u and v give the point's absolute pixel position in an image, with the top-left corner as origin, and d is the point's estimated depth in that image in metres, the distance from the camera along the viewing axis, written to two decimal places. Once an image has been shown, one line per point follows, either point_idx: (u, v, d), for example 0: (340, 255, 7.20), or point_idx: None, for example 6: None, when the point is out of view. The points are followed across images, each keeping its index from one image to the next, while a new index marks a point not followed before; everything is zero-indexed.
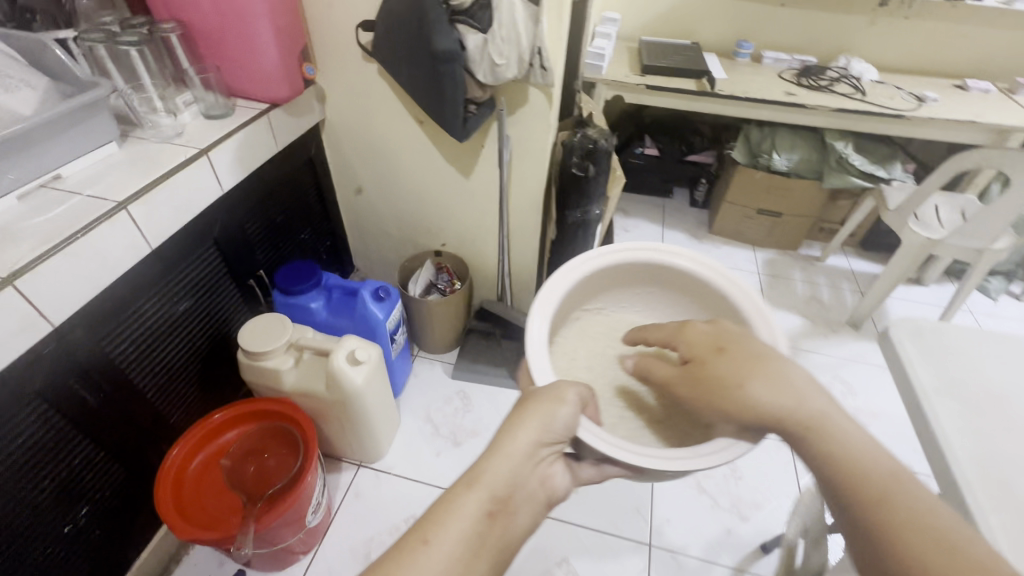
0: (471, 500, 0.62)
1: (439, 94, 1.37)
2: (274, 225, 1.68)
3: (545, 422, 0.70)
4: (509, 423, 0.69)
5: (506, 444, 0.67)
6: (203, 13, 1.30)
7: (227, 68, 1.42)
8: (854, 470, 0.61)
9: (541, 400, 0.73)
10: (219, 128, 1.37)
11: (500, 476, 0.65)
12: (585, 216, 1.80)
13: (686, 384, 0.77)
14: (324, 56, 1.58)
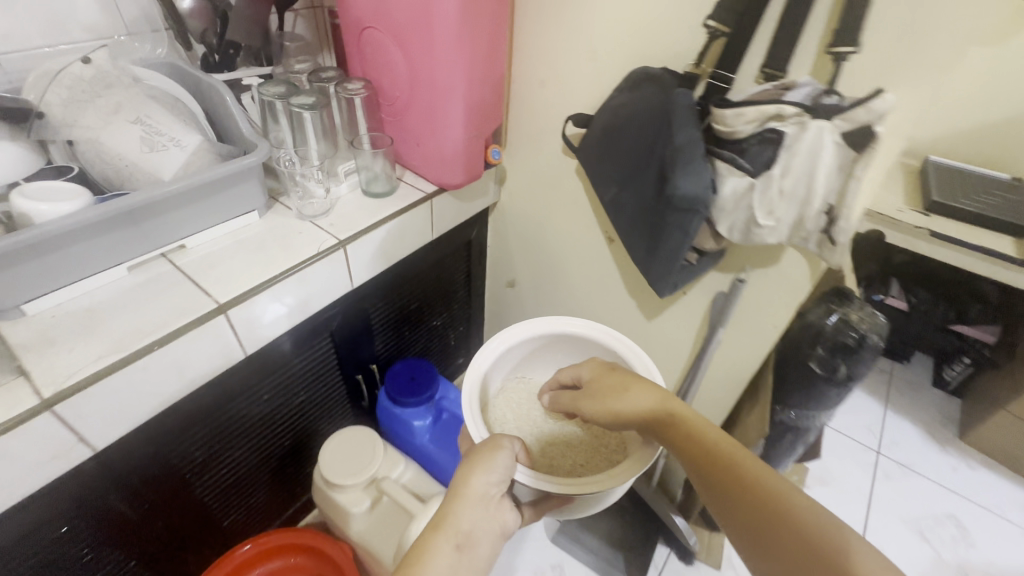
0: (440, 542, 0.73)
1: (657, 236, 0.96)
2: (406, 312, 1.42)
3: (482, 493, 0.81)
4: (462, 466, 0.84)
5: (464, 486, 0.79)
6: (398, 77, 1.08)
7: (404, 136, 1.18)
8: (697, 447, 0.76)
9: (479, 450, 0.85)
10: (374, 211, 1.13)
11: (459, 517, 0.76)
12: (802, 423, 1.24)
13: (595, 407, 0.90)
14: (519, 138, 1.29)
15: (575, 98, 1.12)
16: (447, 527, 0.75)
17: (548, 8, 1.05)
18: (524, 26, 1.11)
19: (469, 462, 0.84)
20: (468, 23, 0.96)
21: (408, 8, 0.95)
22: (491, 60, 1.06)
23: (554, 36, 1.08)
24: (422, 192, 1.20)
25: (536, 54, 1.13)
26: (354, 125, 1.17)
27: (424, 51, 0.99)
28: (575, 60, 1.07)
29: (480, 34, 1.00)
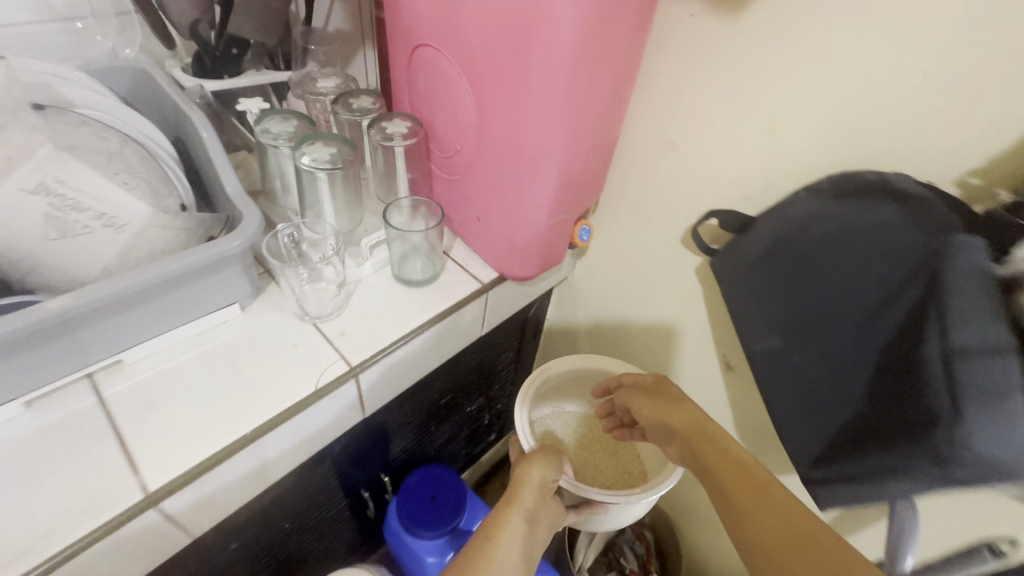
0: (513, 516, 0.80)
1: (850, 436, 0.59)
2: (436, 408, 1.10)
3: (541, 487, 0.88)
4: (518, 472, 0.90)
5: (525, 478, 0.87)
6: (464, 127, 0.72)
7: (458, 190, 0.80)
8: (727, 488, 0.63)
9: (540, 455, 0.92)
10: (408, 308, 0.80)
11: (531, 495, 0.85)
12: None
13: (646, 412, 0.80)
14: (618, 209, 0.92)
15: (724, 180, 0.74)
16: (520, 501, 0.83)
17: (709, 42, 0.67)
18: (660, 61, 0.72)
19: (522, 480, 0.88)
20: (588, 66, 0.59)
21: (496, 33, 0.60)
22: (610, 118, 0.69)
23: (708, 85, 0.69)
24: (476, 280, 0.85)
25: (672, 105, 0.74)
26: (390, 178, 0.82)
27: (512, 101, 0.63)
28: (738, 126, 0.69)
29: (604, 82, 0.63)
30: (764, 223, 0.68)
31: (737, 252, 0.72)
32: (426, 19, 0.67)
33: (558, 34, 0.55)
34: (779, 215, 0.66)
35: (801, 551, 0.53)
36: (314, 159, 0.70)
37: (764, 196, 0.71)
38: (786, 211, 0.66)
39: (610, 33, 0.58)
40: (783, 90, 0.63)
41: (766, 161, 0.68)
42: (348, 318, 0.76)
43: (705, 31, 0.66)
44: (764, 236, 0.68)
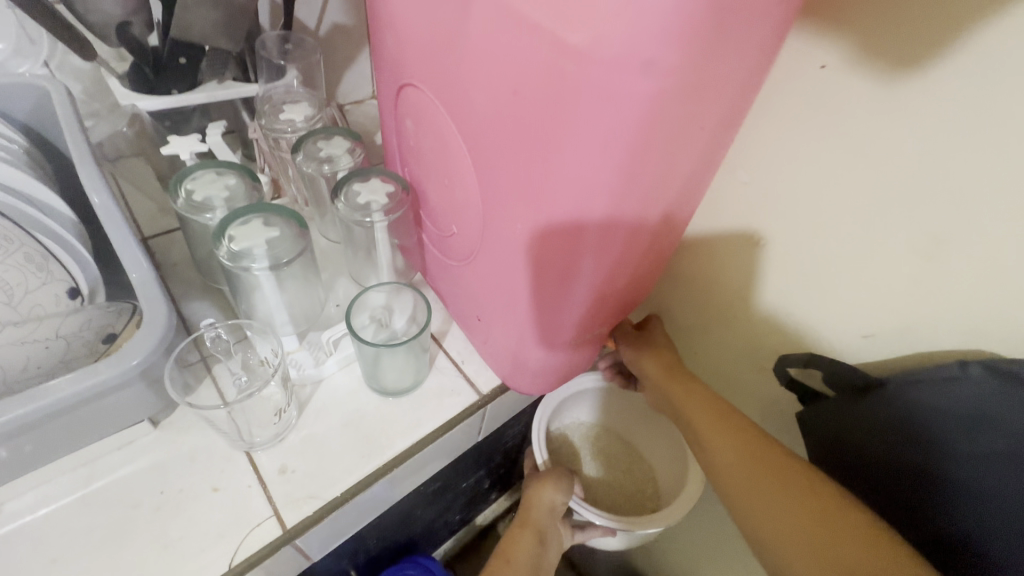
0: (528, 540, 0.81)
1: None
2: (422, 497, 0.91)
3: (551, 514, 0.82)
4: (529, 494, 0.83)
5: (535, 504, 0.81)
6: (461, 208, 0.51)
7: (454, 255, 0.57)
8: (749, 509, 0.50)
9: (551, 476, 0.82)
10: (376, 431, 0.59)
11: (543, 519, 0.82)
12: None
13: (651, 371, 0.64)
14: (673, 293, 0.70)
15: (839, 292, 0.51)
16: (532, 524, 0.81)
17: (845, 110, 0.44)
18: (760, 125, 0.50)
19: (532, 504, 0.82)
20: (653, 157, 0.38)
21: (510, 99, 0.38)
22: (674, 213, 0.47)
23: (832, 171, 0.47)
24: (474, 389, 0.64)
25: (768, 189, 0.52)
26: (370, 247, 0.62)
27: (528, 196, 0.42)
28: (868, 237, 0.47)
29: (672, 175, 0.41)
30: (889, 390, 0.46)
31: (839, 417, 0.50)
32: (413, 54, 0.46)
33: (611, 115, 0.34)
34: (916, 390, 0.44)
35: (824, 508, 0.46)
36: (245, 246, 0.48)
37: (893, 335, 0.50)
38: (931, 384, 0.44)
39: (693, 110, 0.36)
40: (963, 202, 0.40)
41: (908, 292, 0.47)
42: (296, 443, 0.57)
43: (841, 92, 0.43)
44: (888, 410, 0.46)
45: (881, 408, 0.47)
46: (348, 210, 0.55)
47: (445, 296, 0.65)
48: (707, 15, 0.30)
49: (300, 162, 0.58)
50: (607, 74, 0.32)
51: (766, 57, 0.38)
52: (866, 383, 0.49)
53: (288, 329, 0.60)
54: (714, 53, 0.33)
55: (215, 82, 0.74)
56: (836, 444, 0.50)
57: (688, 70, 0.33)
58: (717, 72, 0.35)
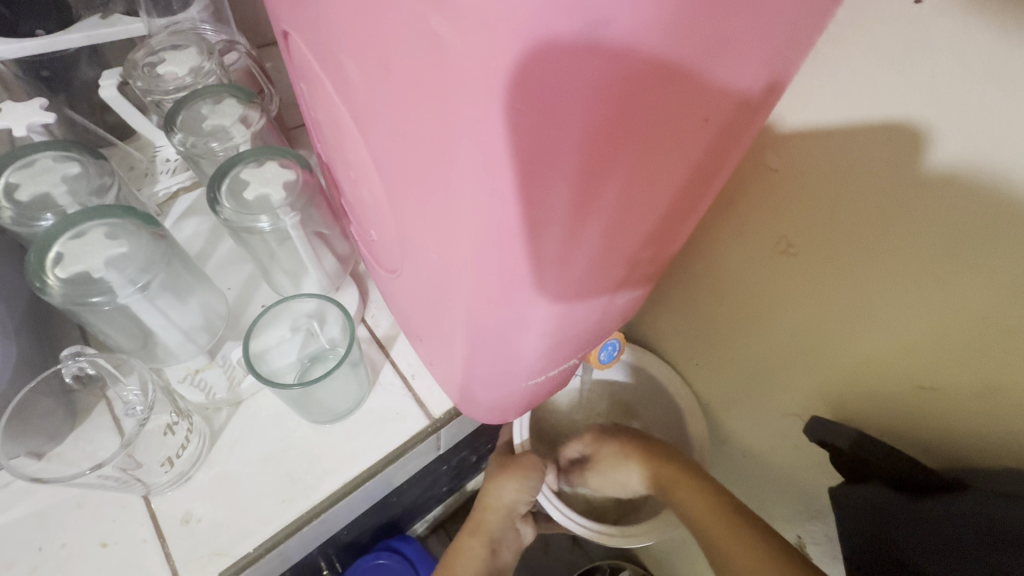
0: (475, 547, 0.63)
1: None
2: (396, 493, 0.84)
3: (508, 515, 0.65)
4: (486, 490, 0.65)
5: (493, 502, 0.65)
6: (376, 215, 0.38)
7: (381, 251, 0.42)
8: None
9: (517, 471, 0.64)
10: (301, 468, 0.49)
11: (499, 523, 0.66)
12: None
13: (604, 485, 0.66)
14: (690, 282, 0.56)
15: (910, 308, 0.37)
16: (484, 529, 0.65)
17: (944, 69, 0.29)
18: (811, 91, 0.36)
19: (486, 503, 0.65)
20: (613, 177, 0.24)
21: (385, 83, 0.24)
22: (662, 240, 0.33)
23: (905, 167, 0.33)
24: (423, 411, 0.53)
25: (804, 180, 0.39)
26: (288, 242, 0.49)
27: (439, 223, 0.28)
28: (943, 259, 0.34)
29: (652, 196, 0.27)
30: (970, 505, 0.34)
31: (887, 508, 0.38)
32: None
33: (529, 117, 0.20)
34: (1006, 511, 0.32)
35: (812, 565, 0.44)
36: (80, 267, 0.36)
37: (956, 390, 0.37)
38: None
39: (676, 103, 0.22)
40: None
41: (986, 338, 0.34)
42: (204, 484, 0.48)
43: (938, 48, 0.29)
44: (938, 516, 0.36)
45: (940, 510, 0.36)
46: (235, 215, 0.41)
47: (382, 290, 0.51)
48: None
49: (179, 141, 0.44)
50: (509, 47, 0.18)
51: (812, 8, 0.22)
52: (943, 485, 0.37)
53: (191, 349, 0.48)
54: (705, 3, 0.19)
55: (98, 17, 0.57)
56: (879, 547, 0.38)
57: (655, 38, 0.19)
58: (718, 38, 0.20)
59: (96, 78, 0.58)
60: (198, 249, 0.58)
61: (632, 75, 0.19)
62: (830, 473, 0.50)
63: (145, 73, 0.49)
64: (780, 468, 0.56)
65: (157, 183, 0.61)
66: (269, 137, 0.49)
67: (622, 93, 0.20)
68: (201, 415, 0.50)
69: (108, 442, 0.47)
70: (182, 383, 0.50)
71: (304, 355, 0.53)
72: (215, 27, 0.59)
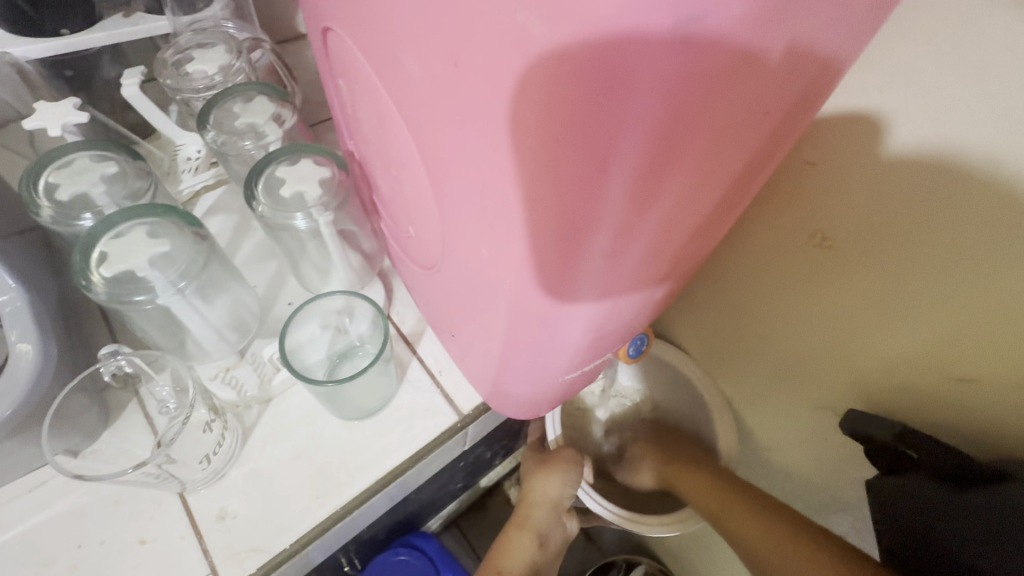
0: (526, 542, 0.63)
1: None
2: (416, 489, 0.84)
3: (554, 508, 0.65)
4: (529, 484, 0.65)
5: (540, 497, 0.64)
6: (416, 211, 0.38)
7: (418, 247, 0.43)
8: None
9: (561, 465, 0.64)
10: (334, 465, 0.50)
11: (545, 518, 0.65)
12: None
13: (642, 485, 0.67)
14: (718, 276, 0.56)
15: (947, 302, 0.37)
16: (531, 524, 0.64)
17: (994, 62, 0.29)
18: (851, 83, 0.36)
19: (531, 496, 0.65)
20: (676, 172, 0.24)
21: (450, 80, 0.24)
22: (707, 235, 0.33)
23: (947, 161, 0.33)
24: (453, 407, 0.53)
25: (842, 173, 0.39)
26: (319, 239, 0.49)
27: (491, 219, 0.29)
28: (985, 252, 0.34)
29: (707, 191, 0.27)
30: (1016, 495, 0.34)
31: (925, 501, 0.38)
32: None
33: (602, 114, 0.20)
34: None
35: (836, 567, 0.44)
36: (124, 267, 0.36)
37: (996, 382, 0.37)
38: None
39: (743, 98, 0.22)
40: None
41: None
42: (238, 481, 0.48)
43: (988, 41, 0.29)
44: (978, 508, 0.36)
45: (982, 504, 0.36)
46: (270, 211, 0.41)
47: (413, 286, 0.51)
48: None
49: (212, 139, 0.44)
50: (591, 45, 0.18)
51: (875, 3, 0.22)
52: (988, 478, 0.38)
53: (224, 347, 0.48)
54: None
55: (121, 15, 0.56)
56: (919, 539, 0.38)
57: (733, 34, 0.19)
58: (788, 33, 0.21)
59: (119, 77, 0.58)
60: (224, 248, 0.58)
61: (708, 70, 0.20)
62: (859, 466, 0.51)
63: (175, 71, 0.49)
64: (807, 462, 0.57)
65: (180, 181, 0.61)
66: (299, 135, 0.49)
67: (697, 88, 0.20)
68: (233, 413, 0.50)
69: (142, 440, 0.47)
70: (213, 381, 0.50)
71: (333, 352, 0.53)
72: (237, 25, 0.59)
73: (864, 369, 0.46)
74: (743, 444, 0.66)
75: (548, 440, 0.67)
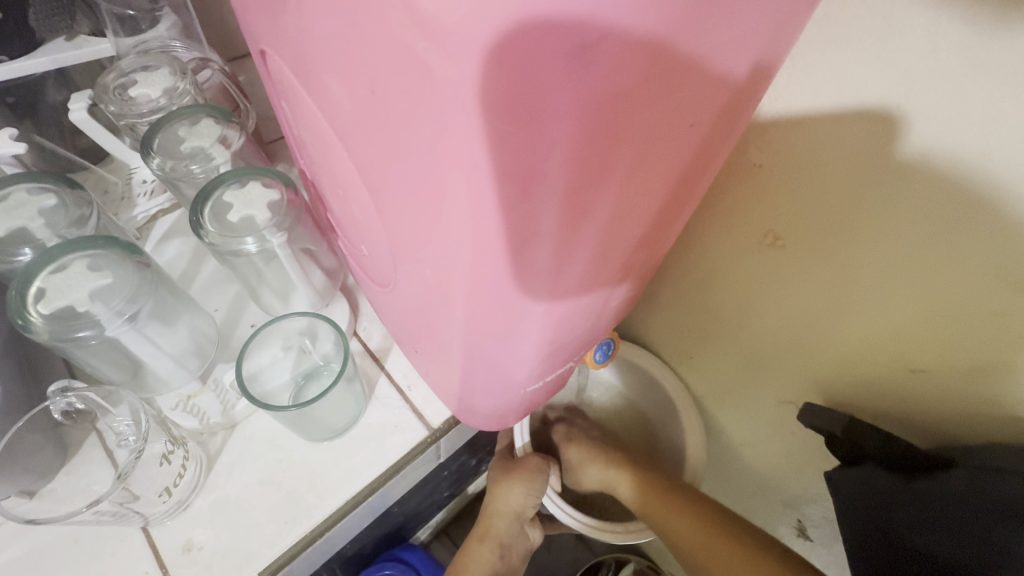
0: (486, 555, 0.63)
1: None
2: (399, 502, 0.84)
3: (517, 517, 0.65)
4: (492, 494, 0.66)
5: (501, 507, 0.65)
6: (366, 230, 0.37)
7: (373, 265, 0.42)
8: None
9: (522, 474, 0.65)
10: (301, 488, 0.49)
11: (507, 528, 0.65)
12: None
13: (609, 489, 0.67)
14: (680, 276, 0.56)
15: (896, 295, 0.38)
16: (493, 535, 0.64)
17: (915, 65, 0.29)
18: (792, 87, 0.36)
19: (493, 505, 0.65)
20: (606, 189, 0.24)
21: (373, 105, 0.23)
22: (653, 243, 0.34)
23: (885, 159, 0.34)
24: (422, 422, 0.53)
25: (787, 173, 0.40)
26: (275, 261, 0.48)
27: (429, 239, 0.28)
28: (924, 247, 0.35)
29: (642, 203, 0.27)
30: (962, 483, 0.35)
31: (879, 490, 0.40)
32: (254, 13, 0.30)
33: (520, 138, 0.20)
34: (996, 486, 0.34)
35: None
36: (63, 303, 0.35)
37: (946, 373, 0.38)
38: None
39: (666, 115, 0.22)
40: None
41: (971, 321, 0.35)
42: (204, 510, 0.47)
43: (910, 45, 0.29)
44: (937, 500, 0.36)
45: (939, 495, 0.36)
46: (220, 237, 0.41)
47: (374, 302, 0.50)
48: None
49: (158, 165, 0.44)
50: (499, 74, 0.18)
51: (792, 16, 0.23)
52: (935, 463, 0.38)
53: (183, 376, 0.47)
54: (689, 20, 0.19)
55: (63, 39, 0.55)
56: (873, 526, 0.40)
57: (645, 59, 0.19)
58: (703, 54, 0.21)
59: (66, 101, 0.56)
60: (183, 272, 0.57)
61: (623, 94, 0.20)
62: (826, 458, 0.51)
63: (117, 96, 0.47)
64: (778, 456, 0.57)
65: (135, 206, 0.60)
66: (249, 155, 0.48)
67: (615, 110, 0.20)
68: (197, 441, 0.50)
69: (101, 475, 0.46)
70: (173, 410, 0.49)
71: (298, 373, 0.52)
72: (186, 45, 0.58)
73: (823, 363, 0.47)
74: (718, 441, 0.67)
75: (515, 449, 0.68)
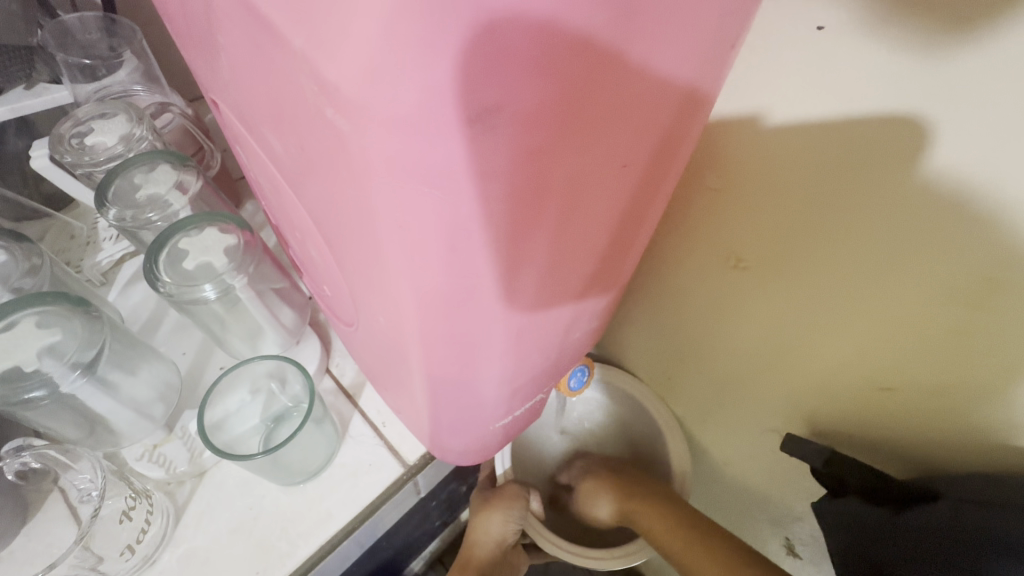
0: None
1: None
2: (387, 539, 0.81)
3: (498, 546, 0.64)
4: (472, 525, 0.64)
5: (482, 539, 0.63)
6: (325, 273, 0.37)
7: (338, 305, 0.42)
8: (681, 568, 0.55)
9: (501, 503, 0.64)
10: (273, 536, 0.47)
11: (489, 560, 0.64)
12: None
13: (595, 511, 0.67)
14: (652, 299, 0.56)
15: (859, 314, 0.38)
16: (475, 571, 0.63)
17: (851, 90, 0.30)
18: (740, 114, 0.36)
19: (473, 534, 0.64)
20: (543, 237, 0.24)
21: (307, 162, 0.23)
22: (608, 274, 0.34)
23: (833, 181, 0.34)
24: (398, 459, 0.52)
25: (743, 197, 0.40)
26: (237, 304, 0.47)
27: (377, 289, 0.28)
28: (879, 267, 0.35)
29: (587, 240, 0.27)
30: (943, 515, 0.36)
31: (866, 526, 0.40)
32: (197, 66, 0.30)
33: (445, 197, 0.19)
34: (980, 517, 0.34)
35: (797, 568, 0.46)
36: (12, 362, 0.36)
37: (912, 387, 0.38)
38: (1004, 515, 0.33)
39: (595, 163, 0.22)
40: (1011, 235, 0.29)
41: (931, 336, 0.35)
42: (170, 565, 0.45)
43: (848, 70, 0.29)
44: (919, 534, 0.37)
45: (921, 526, 0.37)
46: (177, 287, 0.40)
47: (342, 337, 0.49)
48: (556, 21, 0.16)
49: (115, 216, 0.43)
50: (412, 140, 0.17)
51: (715, 57, 0.23)
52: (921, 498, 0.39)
53: (146, 427, 0.46)
54: (606, 72, 0.19)
55: (22, 88, 0.53)
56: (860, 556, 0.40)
57: (563, 115, 0.19)
58: (622, 107, 0.21)
59: (26, 148, 0.55)
60: (148, 317, 0.56)
61: (544, 151, 0.20)
62: (806, 474, 0.51)
63: (73, 145, 0.47)
64: (763, 476, 0.57)
65: (99, 251, 0.58)
66: (210, 198, 0.48)
67: (538, 166, 0.20)
68: (164, 491, 0.48)
69: (62, 535, 0.44)
70: (139, 461, 0.48)
71: (267, 416, 0.52)
72: (147, 88, 0.57)
73: (797, 381, 0.47)
74: (702, 459, 0.66)
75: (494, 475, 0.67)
